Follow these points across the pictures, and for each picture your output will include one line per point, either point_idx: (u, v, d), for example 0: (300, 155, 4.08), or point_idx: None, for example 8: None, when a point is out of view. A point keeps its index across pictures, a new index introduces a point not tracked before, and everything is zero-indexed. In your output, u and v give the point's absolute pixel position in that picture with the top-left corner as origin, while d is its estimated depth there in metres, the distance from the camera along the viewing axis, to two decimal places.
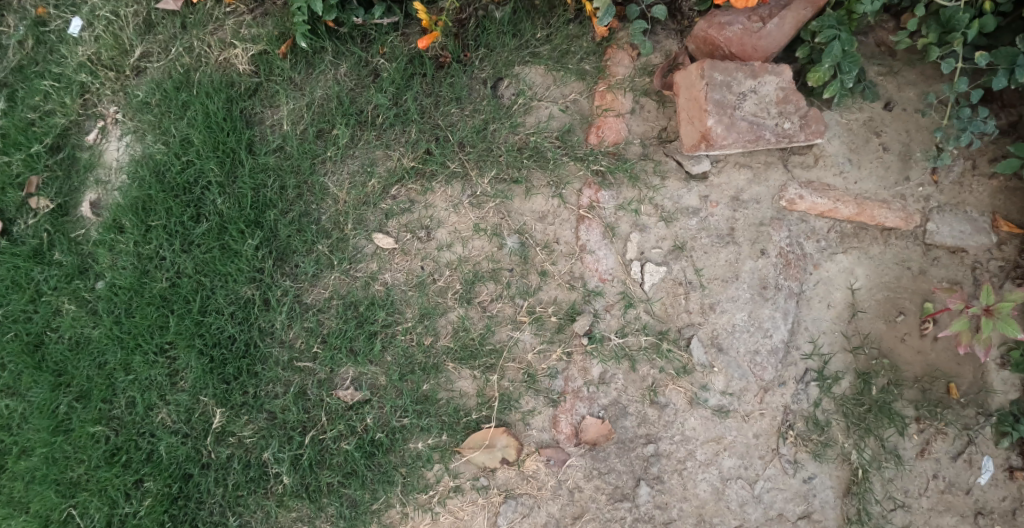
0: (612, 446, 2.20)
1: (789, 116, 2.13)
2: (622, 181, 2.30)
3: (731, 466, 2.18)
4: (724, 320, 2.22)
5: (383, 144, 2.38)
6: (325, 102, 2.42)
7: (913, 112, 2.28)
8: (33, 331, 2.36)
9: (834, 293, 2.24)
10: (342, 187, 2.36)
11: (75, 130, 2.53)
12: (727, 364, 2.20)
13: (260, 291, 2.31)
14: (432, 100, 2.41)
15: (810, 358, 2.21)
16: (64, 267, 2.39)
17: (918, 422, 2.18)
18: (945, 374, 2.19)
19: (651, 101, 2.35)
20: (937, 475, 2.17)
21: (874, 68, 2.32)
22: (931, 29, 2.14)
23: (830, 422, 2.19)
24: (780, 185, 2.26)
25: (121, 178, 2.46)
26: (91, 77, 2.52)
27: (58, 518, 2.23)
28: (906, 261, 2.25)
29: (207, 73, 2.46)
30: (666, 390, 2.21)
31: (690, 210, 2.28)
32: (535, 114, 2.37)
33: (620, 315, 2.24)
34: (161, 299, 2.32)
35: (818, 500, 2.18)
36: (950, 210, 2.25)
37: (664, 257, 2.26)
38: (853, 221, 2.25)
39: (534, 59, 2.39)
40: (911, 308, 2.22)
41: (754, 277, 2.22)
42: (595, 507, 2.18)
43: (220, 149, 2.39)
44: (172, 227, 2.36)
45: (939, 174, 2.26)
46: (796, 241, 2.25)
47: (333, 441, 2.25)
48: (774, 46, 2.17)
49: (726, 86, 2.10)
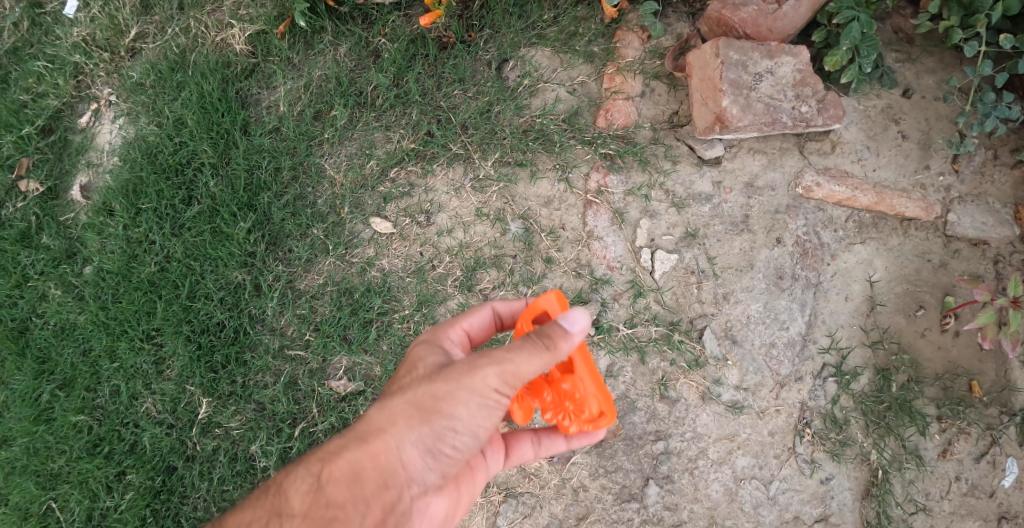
0: (619, 443, 2.10)
1: (806, 99, 2.02)
2: (632, 165, 2.20)
3: (745, 466, 2.08)
4: (738, 312, 2.12)
5: (382, 126, 2.29)
6: (323, 82, 2.33)
7: (932, 99, 2.16)
8: (18, 317, 2.28)
9: (852, 286, 2.13)
10: (339, 170, 2.27)
11: (67, 112, 2.45)
12: (741, 357, 2.10)
13: (251, 276, 2.22)
14: (434, 82, 2.31)
15: (828, 352, 2.10)
16: (52, 251, 2.31)
17: (940, 421, 2.05)
18: (967, 372, 2.05)
19: (662, 83, 2.24)
20: (959, 477, 2.03)
21: (891, 55, 2.20)
22: (953, 12, 2.02)
23: (848, 421, 2.08)
24: (796, 171, 2.16)
25: (113, 160, 2.38)
26: (85, 58, 2.44)
27: (37, 511, 2.15)
28: (926, 253, 2.12)
29: (203, 53, 2.37)
30: (677, 384, 2.11)
31: (703, 197, 2.17)
32: (541, 96, 2.28)
33: (629, 305, 2.15)
34: (149, 284, 2.24)
35: (836, 502, 2.07)
36: (972, 200, 2.12)
37: (675, 245, 2.17)
38: (871, 211, 2.14)
39: (539, 40, 2.29)
40: (931, 302, 2.10)
41: (770, 268, 2.12)
42: (601, 508, 2.09)
43: (214, 130, 2.31)
44: (163, 209, 2.28)
45: (960, 163, 2.13)
46: (812, 230, 2.14)
47: (324, 435, 2.15)
48: (789, 28, 2.07)
49: (742, 66, 2.01)
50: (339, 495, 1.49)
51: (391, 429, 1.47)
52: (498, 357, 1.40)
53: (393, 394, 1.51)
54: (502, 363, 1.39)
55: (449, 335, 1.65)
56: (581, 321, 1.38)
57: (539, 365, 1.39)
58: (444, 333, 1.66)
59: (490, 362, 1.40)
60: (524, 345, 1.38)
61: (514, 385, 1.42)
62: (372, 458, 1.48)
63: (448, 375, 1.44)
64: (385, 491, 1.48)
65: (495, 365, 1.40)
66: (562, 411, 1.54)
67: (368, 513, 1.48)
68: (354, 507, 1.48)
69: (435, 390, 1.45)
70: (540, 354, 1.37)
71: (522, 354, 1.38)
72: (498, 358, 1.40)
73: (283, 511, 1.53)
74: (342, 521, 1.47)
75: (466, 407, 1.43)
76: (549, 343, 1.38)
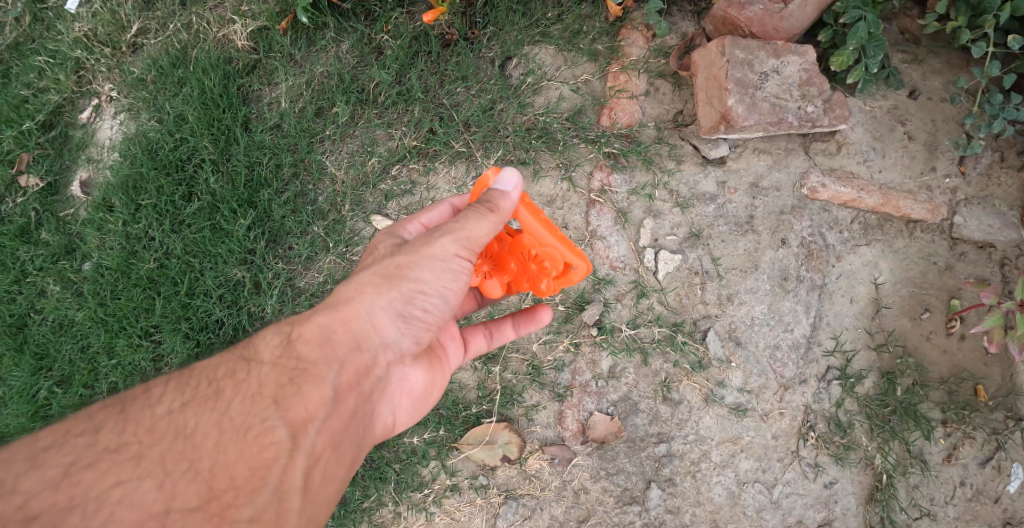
0: (621, 445, 2.08)
1: (812, 99, 2.00)
2: (636, 164, 2.18)
3: (748, 469, 2.05)
4: (742, 313, 2.09)
5: (384, 123, 2.27)
6: (325, 78, 2.31)
7: (938, 101, 2.12)
8: (17, 312, 2.27)
9: (858, 288, 2.10)
10: (340, 167, 2.26)
11: (68, 108, 2.44)
12: (745, 359, 2.08)
13: (251, 274, 2.21)
14: (436, 79, 2.30)
15: (832, 355, 2.08)
16: (51, 247, 2.30)
17: (945, 425, 2.02)
18: (973, 375, 2.02)
19: (667, 82, 2.22)
20: (964, 483, 2.00)
21: (897, 56, 2.16)
22: (961, 12, 1.98)
23: (853, 424, 2.06)
24: (801, 172, 2.13)
25: (113, 156, 2.36)
26: (87, 53, 2.42)
27: None
28: (931, 256, 2.09)
29: (205, 49, 2.35)
30: (680, 385, 2.09)
31: (707, 197, 2.15)
32: (545, 94, 2.26)
33: (632, 305, 2.13)
34: (148, 281, 2.22)
35: (839, 507, 2.05)
36: (979, 203, 2.07)
37: (679, 245, 2.15)
38: (877, 212, 2.11)
39: (543, 39, 2.27)
40: (937, 305, 2.07)
41: (775, 269, 2.10)
42: (602, 511, 2.07)
43: (215, 126, 2.29)
44: (162, 206, 2.26)
45: (967, 165, 2.09)
46: (818, 231, 2.11)
47: None
48: (797, 27, 2.04)
49: (748, 64, 1.99)
50: (308, 352, 1.42)
51: (360, 297, 1.46)
52: (456, 226, 1.45)
53: (363, 271, 1.53)
54: (455, 231, 1.44)
55: (408, 228, 1.73)
56: (512, 190, 1.47)
57: (489, 232, 1.45)
58: (403, 225, 1.74)
59: (451, 229, 1.45)
60: (474, 213, 1.45)
61: (474, 251, 1.47)
62: (344, 321, 1.46)
63: (414, 246, 1.48)
64: (359, 354, 1.46)
65: (449, 235, 1.44)
66: (535, 278, 1.55)
67: (341, 371, 1.43)
68: (325, 363, 1.42)
69: (400, 260, 1.48)
70: (492, 219, 1.44)
71: (471, 222, 1.44)
72: (453, 226, 1.45)
73: (252, 358, 1.44)
74: (314, 378, 1.40)
75: (432, 271, 1.45)
76: (493, 207, 1.44)
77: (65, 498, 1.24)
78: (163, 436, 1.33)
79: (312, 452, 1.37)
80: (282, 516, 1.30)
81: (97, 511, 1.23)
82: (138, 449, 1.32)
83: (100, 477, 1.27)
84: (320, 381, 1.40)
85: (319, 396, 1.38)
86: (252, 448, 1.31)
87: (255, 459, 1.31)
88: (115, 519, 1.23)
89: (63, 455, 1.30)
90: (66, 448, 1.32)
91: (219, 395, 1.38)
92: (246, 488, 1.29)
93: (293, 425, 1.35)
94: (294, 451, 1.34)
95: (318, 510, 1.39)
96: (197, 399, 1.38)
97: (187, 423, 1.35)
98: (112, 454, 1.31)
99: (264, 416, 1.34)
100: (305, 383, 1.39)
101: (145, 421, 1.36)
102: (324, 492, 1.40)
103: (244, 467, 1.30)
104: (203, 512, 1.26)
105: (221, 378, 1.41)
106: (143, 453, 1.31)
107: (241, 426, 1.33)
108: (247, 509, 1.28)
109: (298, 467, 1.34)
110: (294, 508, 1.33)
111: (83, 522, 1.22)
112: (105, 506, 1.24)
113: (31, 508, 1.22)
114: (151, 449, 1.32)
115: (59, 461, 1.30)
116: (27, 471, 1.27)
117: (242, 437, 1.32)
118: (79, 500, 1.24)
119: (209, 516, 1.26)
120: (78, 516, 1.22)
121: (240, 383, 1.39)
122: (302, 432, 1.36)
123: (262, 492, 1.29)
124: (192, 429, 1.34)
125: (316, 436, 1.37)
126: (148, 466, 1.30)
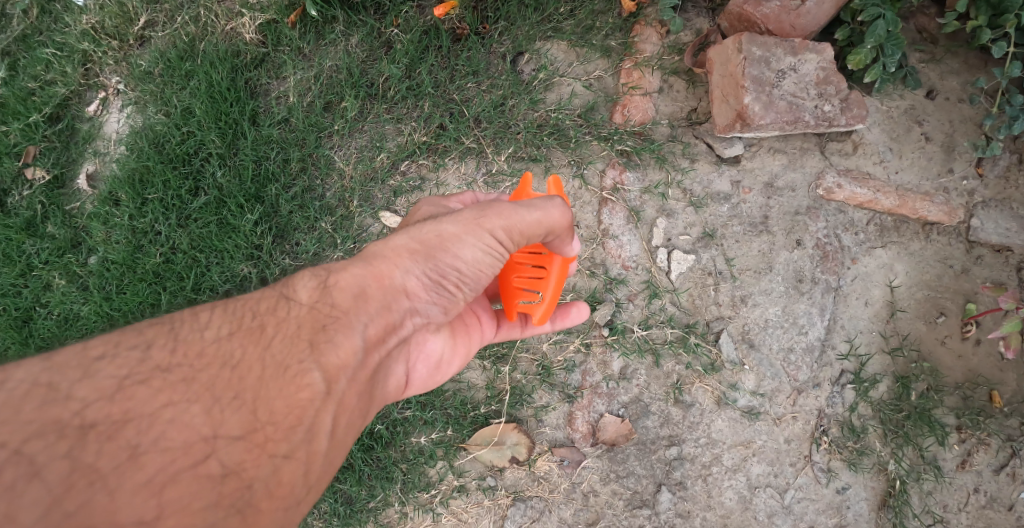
0: (631, 448, 2.05)
1: (829, 97, 1.96)
2: (649, 162, 2.15)
3: (760, 473, 2.02)
4: (755, 315, 2.06)
5: (393, 119, 2.25)
6: (334, 73, 2.29)
7: (956, 102, 2.07)
8: (22, 306, 2.27)
9: (873, 290, 2.06)
10: (349, 162, 2.24)
11: (76, 100, 2.42)
12: (758, 361, 2.05)
13: (257, 270, 2.19)
14: (447, 74, 2.27)
15: (846, 359, 2.04)
16: (57, 240, 2.29)
17: (959, 431, 1.98)
18: (987, 381, 1.98)
19: (680, 80, 2.18)
20: (978, 489, 1.96)
21: (914, 55, 2.11)
22: (981, 11, 1.92)
23: (866, 429, 2.02)
24: (817, 172, 2.09)
25: (119, 149, 2.35)
26: (94, 46, 2.40)
27: None
28: (948, 259, 2.05)
29: (213, 42, 2.33)
30: (692, 388, 2.06)
31: (721, 197, 2.12)
32: (557, 90, 2.23)
33: (644, 306, 2.11)
34: (154, 276, 2.21)
35: (852, 512, 2.01)
36: (996, 205, 2.02)
37: (692, 245, 2.12)
38: (893, 214, 2.06)
39: (556, 34, 2.24)
40: (953, 309, 2.02)
41: (790, 270, 2.06)
42: (610, 514, 2.05)
43: (221, 120, 2.26)
44: (170, 199, 2.25)
45: (984, 167, 2.04)
46: (833, 233, 2.07)
47: None
48: (814, 24, 1.98)
49: (765, 62, 1.95)
50: (344, 301, 1.37)
51: (396, 258, 1.42)
52: (511, 211, 1.43)
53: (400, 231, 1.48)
54: (508, 218, 1.42)
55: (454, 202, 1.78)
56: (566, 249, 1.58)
57: (554, 219, 1.45)
58: (450, 198, 1.78)
59: (507, 208, 1.43)
60: (535, 202, 1.45)
61: (515, 239, 1.45)
62: (378, 278, 1.40)
63: (461, 219, 1.44)
64: (390, 313, 1.40)
65: (501, 219, 1.42)
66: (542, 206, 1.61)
67: (371, 325, 1.38)
68: (357, 315, 1.37)
69: (444, 233, 1.43)
70: (555, 204, 1.45)
71: (532, 208, 1.44)
72: (509, 210, 1.43)
73: (290, 297, 1.38)
74: (345, 326, 1.34)
75: (472, 250, 1.42)
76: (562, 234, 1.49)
77: (120, 411, 1.15)
78: (211, 362, 1.24)
79: (342, 399, 1.32)
80: (311, 457, 1.26)
81: (150, 428, 1.14)
82: (188, 372, 1.22)
83: (152, 395, 1.18)
84: (352, 330, 1.35)
85: (351, 344, 1.34)
86: (289, 387, 1.25)
87: (292, 398, 1.25)
88: (165, 439, 1.14)
89: (116, 366, 1.21)
90: (118, 360, 1.22)
91: (263, 329, 1.31)
92: (284, 424, 1.23)
93: (328, 370, 1.30)
94: (328, 397, 1.29)
95: (338, 457, 1.35)
96: (242, 330, 1.31)
97: (233, 352, 1.27)
98: (162, 372, 1.21)
99: (301, 358, 1.28)
100: (338, 330, 1.33)
101: (194, 345, 1.27)
102: (345, 440, 1.36)
103: (282, 404, 1.24)
104: (245, 442, 1.19)
105: (263, 313, 1.34)
106: (192, 376, 1.22)
107: (280, 364, 1.27)
108: (284, 444, 1.22)
109: (329, 412, 1.29)
110: (321, 451, 1.28)
111: (137, 438, 1.13)
112: (156, 424, 1.15)
113: (89, 417, 1.13)
114: (200, 373, 1.23)
115: (111, 373, 1.20)
116: (79, 379, 1.18)
117: (280, 374, 1.26)
118: (133, 414, 1.15)
119: (250, 447, 1.19)
120: (132, 431, 1.13)
121: (280, 322, 1.33)
122: (336, 378, 1.31)
123: (298, 430, 1.24)
124: (238, 360, 1.26)
125: (347, 384, 1.33)
126: (197, 390, 1.20)
